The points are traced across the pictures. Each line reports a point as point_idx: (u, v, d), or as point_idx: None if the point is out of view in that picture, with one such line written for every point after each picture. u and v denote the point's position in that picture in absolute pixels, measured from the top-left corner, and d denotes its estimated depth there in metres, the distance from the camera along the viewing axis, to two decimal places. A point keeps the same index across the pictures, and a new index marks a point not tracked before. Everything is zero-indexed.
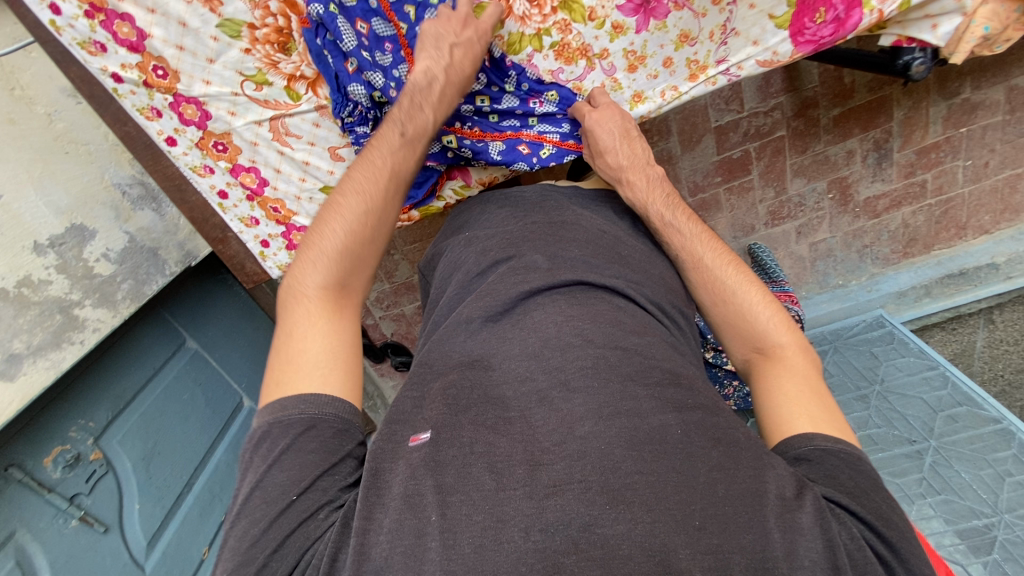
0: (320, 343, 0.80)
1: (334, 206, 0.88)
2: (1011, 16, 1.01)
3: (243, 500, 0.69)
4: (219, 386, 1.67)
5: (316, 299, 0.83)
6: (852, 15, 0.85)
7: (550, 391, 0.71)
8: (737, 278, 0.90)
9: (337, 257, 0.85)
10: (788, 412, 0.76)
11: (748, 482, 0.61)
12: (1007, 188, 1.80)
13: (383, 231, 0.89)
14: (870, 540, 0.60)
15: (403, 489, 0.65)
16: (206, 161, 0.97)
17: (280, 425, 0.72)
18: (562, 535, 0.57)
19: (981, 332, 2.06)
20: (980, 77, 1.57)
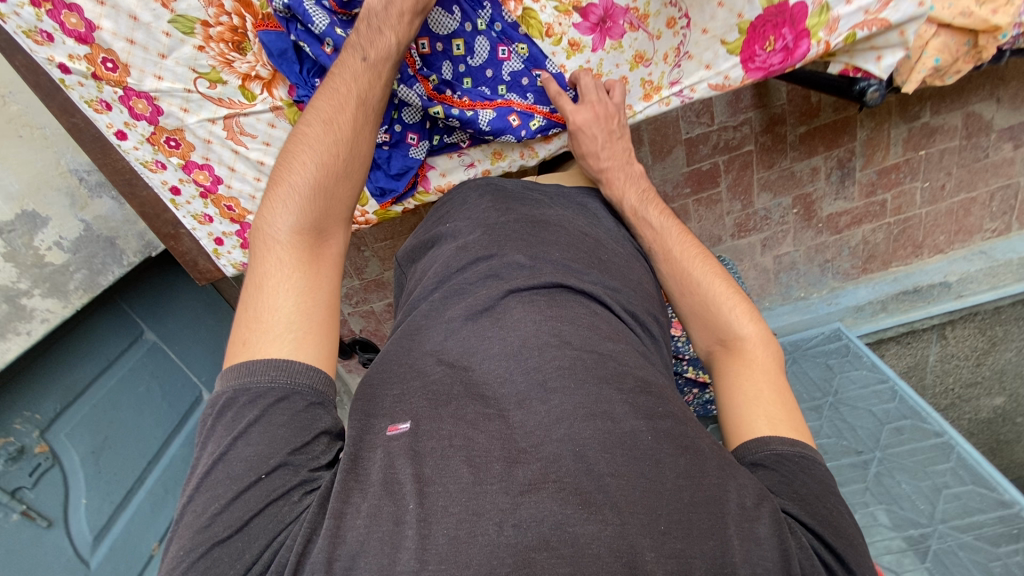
0: (293, 296, 0.72)
1: (302, 140, 0.79)
2: (961, 49, 1.07)
3: (204, 472, 0.61)
4: (178, 379, 1.61)
5: (287, 245, 0.74)
6: (800, 45, 0.88)
7: (529, 392, 0.69)
8: (705, 270, 0.92)
9: (308, 196, 0.76)
10: (749, 412, 0.77)
11: (713, 491, 0.61)
12: (961, 210, 1.87)
13: (359, 168, 0.82)
14: (818, 549, 0.62)
15: (381, 476, 0.62)
16: (158, 157, 0.93)
17: (247, 392, 0.65)
18: (534, 532, 0.55)
19: (933, 346, 2.17)
20: (939, 103, 1.64)
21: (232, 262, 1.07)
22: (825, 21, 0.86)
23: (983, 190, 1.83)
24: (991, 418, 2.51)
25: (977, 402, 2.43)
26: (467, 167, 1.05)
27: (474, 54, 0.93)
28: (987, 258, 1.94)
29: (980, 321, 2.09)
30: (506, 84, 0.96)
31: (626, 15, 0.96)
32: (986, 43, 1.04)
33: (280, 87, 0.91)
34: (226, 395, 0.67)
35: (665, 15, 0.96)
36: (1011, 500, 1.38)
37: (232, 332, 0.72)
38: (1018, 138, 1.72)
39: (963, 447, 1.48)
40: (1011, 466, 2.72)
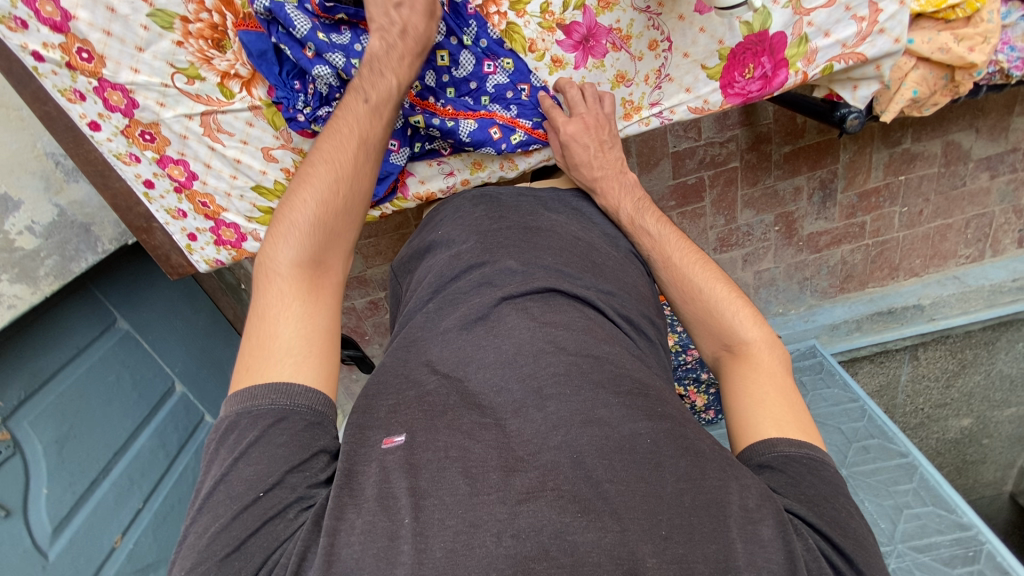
0: (294, 325, 0.73)
1: (304, 178, 0.81)
2: (939, 82, 1.09)
3: (206, 495, 0.63)
4: (150, 370, 1.57)
5: (289, 279, 0.76)
6: (779, 74, 0.91)
7: (525, 400, 0.69)
8: (704, 275, 0.91)
9: (309, 231, 0.78)
10: (755, 415, 0.77)
11: (713, 492, 0.62)
12: (937, 236, 1.91)
13: (359, 202, 0.83)
14: (828, 551, 0.62)
15: (375, 491, 0.62)
16: (131, 150, 0.92)
17: (249, 415, 0.67)
18: (533, 541, 0.56)
19: (906, 367, 2.20)
20: (920, 130, 1.67)
21: (204, 258, 1.05)
22: (804, 52, 0.89)
23: (959, 217, 1.87)
24: (959, 439, 2.56)
25: (946, 423, 2.49)
26: (447, 176, 1.04)
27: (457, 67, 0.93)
28: (959, 283, 1.98)
29: (950, 344, 2.14)
30: (490, 97, 0.95)
31: (609, 35, 0.93)
32: (960, 79, 1.07)
33: (259, 87, 0.90)
34: (231, 419, 0.69)
35: (648, 36, 0.94)
36: (968, 523, 1.40)
37: (237, 359, 0.73)
38: (995, 168, 1.77)
39: (925, 468, 1.50)
40: (975, 485, 2.78)
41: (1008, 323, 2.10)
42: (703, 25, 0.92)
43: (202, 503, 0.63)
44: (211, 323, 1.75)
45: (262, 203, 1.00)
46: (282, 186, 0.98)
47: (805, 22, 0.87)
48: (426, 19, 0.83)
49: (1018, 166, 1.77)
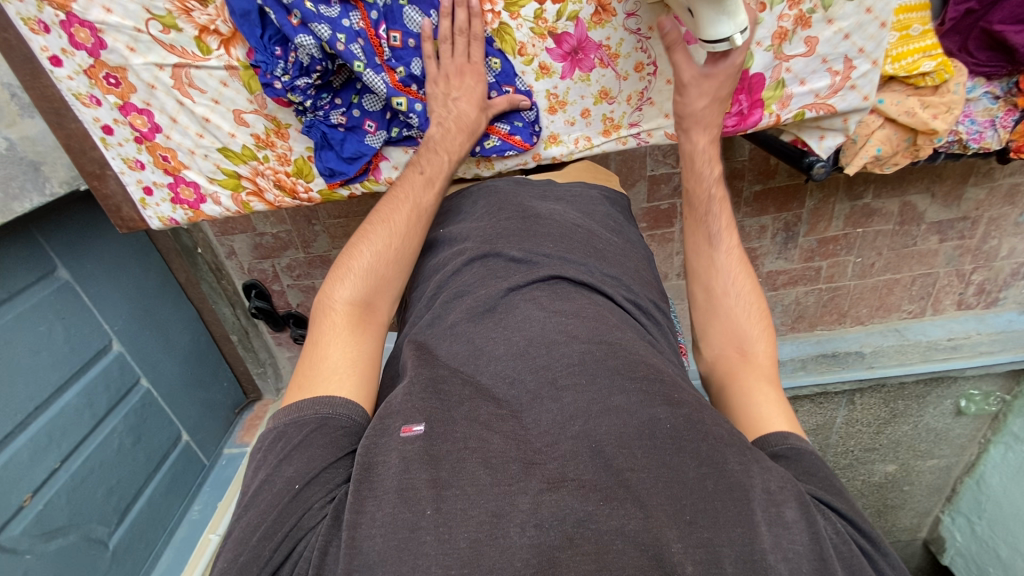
0: (338, 355, 0.78)
1: (365, 232, 0.89)
2: (902, 143, 1.15)
3: (248, 499, 0.66)
4: (86, 325, 1.48)
5: (340, 316, 0.82)
6: (753, 113, 0.94)
7: (540, 390, 0.71)
8: (747, 286, 0.90)
9: (363, 276, 0.85)
10: (766, 410, 0.76)
11: (736, 476, 0.60)
12: (885, 289, 2.01)
13: (409, 253, 0.90)
14: (855, 536, 0.61)
15: (396, 482, 0.61)
16: (93, 92, 0.88)
17: (294, 424, 0.70)
18: (557, 530, 0.57)
19: (841, 410, 2.31)
20: (881, 187, 1.75)
21: (158, 215, 1.02)
22: (779, 96, 0.92)
23: (907, 274, 1.97)
24: (882, 483, 2.69)
25: (872, 466, 2.61)
26: None
27: None
28: (899, 337, 2.09)
29: (885, 393, 2.25)
30: None
31: (598, 51, 0.94)
32: (922, 143, 1.13)
33: (238, 47, 0.87)
34: (275, 429, 0.72)
35: (635, 57, 0.94)
36: None
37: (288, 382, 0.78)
38: (943, 233, 1.87)
39: None
40: (892, 529, 2.92)
41: (940, 380, 2.22)
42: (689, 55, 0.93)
43: (248, 499, 0.66)
44: (159, 287, 1.69)
45: (227, 165, 0.97)
46: (249, 152, 0.96)
47: (784, 67, 0.90)
48: (476, 109, 0.91)
49: (966, 234, 1.88)
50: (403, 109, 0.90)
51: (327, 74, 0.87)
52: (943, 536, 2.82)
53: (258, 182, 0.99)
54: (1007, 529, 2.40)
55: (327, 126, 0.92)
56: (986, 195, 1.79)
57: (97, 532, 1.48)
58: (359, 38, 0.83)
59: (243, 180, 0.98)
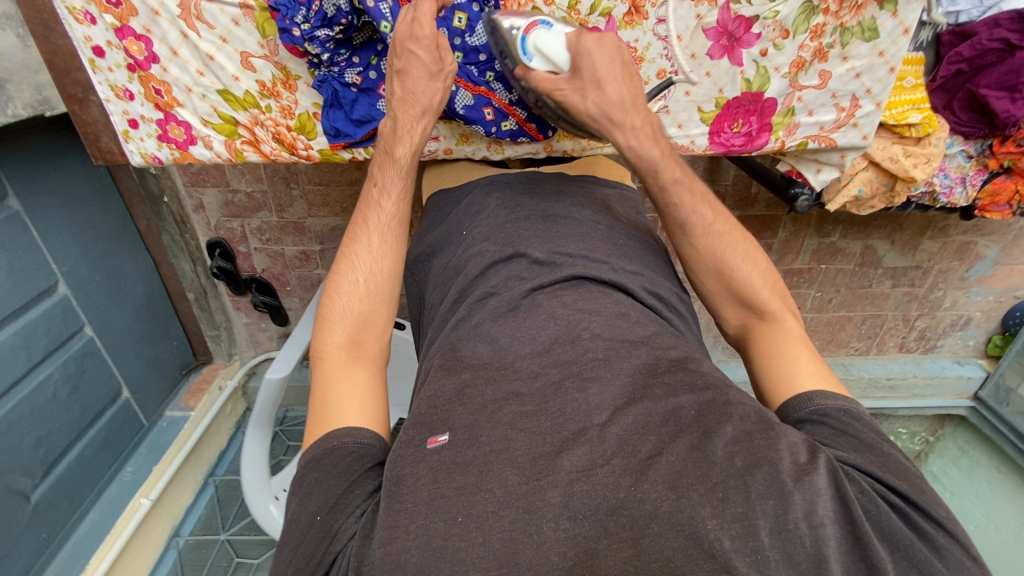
0: (333, 397, 0.76)
1: (336, 277, 0.87)
2: (880, 188, 1.21)
3: (282, 530, 0.66)
4: (33, 262, 1.37)
5: (330, 363, 0.79)
6: (761, 136, 0.97)
7: (564, 381, 0.72)
8: (741, 246, 0.92)
9: (341, 321, 0.83)
10: (793, 371, 0.78)
11: (763, 451, 0.59)
12: (837, 325, 2.11)
13: (391, 274, 0.88)
14: (885, 493, 0.59)
15: (427, 494, 0.61)
16: (88, 9, 0.81)
17: (308, 471, 0.69)
18: (591, 520, 0.56)
19: None
20: (847, 229, 1.85)
21: (140, 150, 0.95)
22: (787, 123, 0.96)
23: (859, 313, 2.08)
24: None
25: None
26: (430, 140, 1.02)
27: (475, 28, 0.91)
28: (845, 371, 2.20)
29: None
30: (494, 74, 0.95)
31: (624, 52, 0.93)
32: (899, 189, 1.19)
33: None
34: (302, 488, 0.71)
35: (659, 63, 0.93)
36: None
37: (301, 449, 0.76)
38: (897, 279, 1.99)
39: None
40: None
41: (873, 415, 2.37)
42: (710, 70, 0.93)
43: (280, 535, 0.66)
44: (116, 228, 1.59)
45: (225, 109, 0.92)
46: (251, 99, 0.91)
47: (796, 96, 0.93)
48: (427, 79, 0.83)
49: (916, 282, 2.00)
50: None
51: (349, 30, 0.83)
52: None
53: (255, 133, 0.94)
54: None
55: (340, 83, 0.88)
56: (939, 248, 1.91)
57: (20, 484, 1.35)
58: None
59: (240, 127, 0.93)
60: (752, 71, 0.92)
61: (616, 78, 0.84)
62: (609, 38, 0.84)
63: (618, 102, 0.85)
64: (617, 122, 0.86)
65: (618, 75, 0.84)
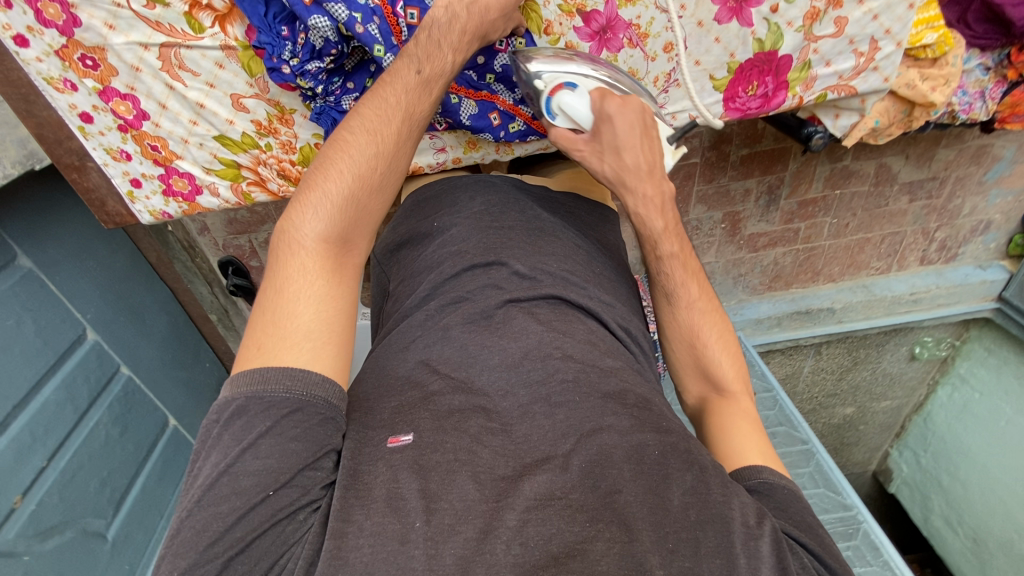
0: (312, 314, 0.69)
1: (344, 142, 0.77)
2: (898, 115, 1.12)
3: (205, 487, 0.58)
4: (58, 316, 1.38)
5: (311, 255, 0.72)
6: (778, 95, 0.95)
7: (532, 406, 0.71)
8: (717, 328, 0.90)
9: (341, 207, 0.74)
10: (741, 445, 0.78)
11: (718, 506, 0.62)
12: (856, 248, 2.00)
13: (395, 183, 0.80)
14: (822, 574, 0.62)
15: (384, 492, 0.62)
16: (67, 76, 0.80)
17: (260, 402, 0.63)
18: (542, 549, 0.58)
19: (809, 360, 2.36)
20: (861, 150, 1.72)
21: (148, 209, 0.97)
22: (804, 77, 0.93)
23: (877, 233, 1.96)
24: (840, 425, 2.73)
25: (832, 409, 2.64)
26: (437, 152, 1.01)
27: None
28: (867, 292, 2.10)
29: (848, 343, 2.30)
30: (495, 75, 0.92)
31: (627, 30, 0.90)
32: (918, 115, 1.10)
33: (235, 24, 0.80)
34: (234, 400, 0.64)
35: (664, 37, 0.90)
36: (851, 504, 1.51)
37: (246, 333, 0.70)
38: (914, 193, 1.85)
39: (821, 456, 1.59)
40: (847, 464, 2.97)
41: (899, 329, 2.28)
42: (719, 35, 0.90)
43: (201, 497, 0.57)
44: (129, 268, 1.57)
45: (224, 153, 0.92)
46: (249, 140, 0.91)
47: (812, 48, 0.90)
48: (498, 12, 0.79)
49: (934, 194, 1.86)
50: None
51: (340, 58, 0.81)
52: (891, 468, 2.90)
53: (259, 171, 0.95)
54: (952, 461, 2.49)
55: (339, 111, 0.87)
56: (955, 156, 1.77)
57: (94, 525, 1.44)
58: (374, 16, 0.77)
59: (242, 168, 0.94)
60: (763, 31, 0.89)
61: (635, 147, 0.84)
62: (635, 102, 0.83)
63: (634, 169, 0.85)
64: (629, 187, 0.87)
65: (638, 144, 0.84)
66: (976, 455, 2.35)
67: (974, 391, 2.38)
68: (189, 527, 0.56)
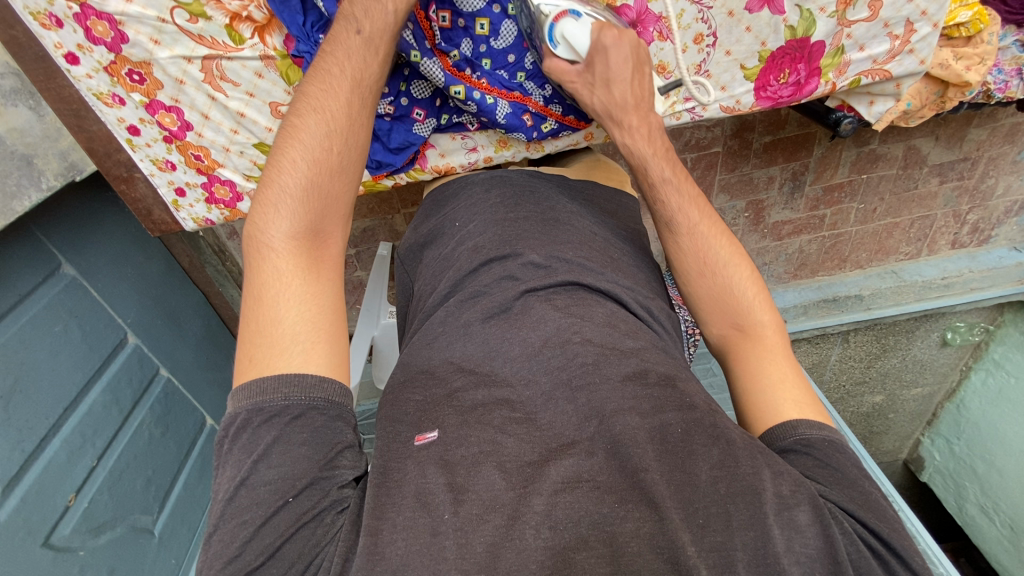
0: (294, 314, 0.67)
1: (294, 132, 0.75)
2: (930, 97, 1.08)
3: (225, 500, 0.57)
4: (100, 320, 1.42)
5: (284, 255, 0.70)
6: (810, 82, 0.94)
7: (554, 390, 0.68)
8: (726, 250, 0.87)
9: (303, 199, 0.72)
10: (773, 396, 0.73)
11: (748, 478, 0.57)
12: (884, 233, 1.96)
13: (358, 165, 0.78)
14: (863, 533, 0.57)
15: (414, 488, 0.60)
16: (116, 91, 0.83)
17: (262, 413, 0.61)
18: (572, 532, 0.55)
19: (837, 349, 2.30)
20: (888, 132, 1.68)
21: (192, 216, 1.00)
22: (837, 63, 0.92)
23: (906, 217, 1.92)
24: (869, 414, 2.69)
25: (861, 398, 2.60)
26: (469, 152, 1.02)
27: (500, 31, 0.88)
28: (897, 278, 2.06)
29: (877, 330, 2.24)
30: (526, 73, 0.93)
31: (657, 23, 0.89)
32: (952, 96, 1.06)
33: (275, 35, 0.82)
34: (241, 414, 0.63)
35: (694, 29, 0.90)
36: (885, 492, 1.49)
37: (237, 351, 0.68)
38: (945, 175, 1.80)
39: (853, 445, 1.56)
40: (876, 453, 2.93)
41: (929, 315, 2.20)
42: (749, 24, 0.90)
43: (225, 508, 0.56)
44: (165, 274, 1.62)
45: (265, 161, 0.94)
46: None
47: (845, 33, 0.89)
48: None
49: (966, 174, 1.81)
50: (461, 97, 0.90)
51: None
52: (923, 456, 2.85)
53: None
54: (986, 448, 2.40)
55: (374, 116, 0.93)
56: (988, 135, 1.72)
57: (142, 521, 1.49)
58: (409, 23, 0.83)
59: None
60: (795, 18, 0.88)
61: (625, 80, 0.84)
62: (631, 35, 0.82)
63: (621, 104, 0.85)
64: (616, 121, 0.86)
65: (627, 77, 0.84)
66: (1012, 441, 2.24)
67: (1009, 376, 2.29)
68: (224, 532, 0.55)
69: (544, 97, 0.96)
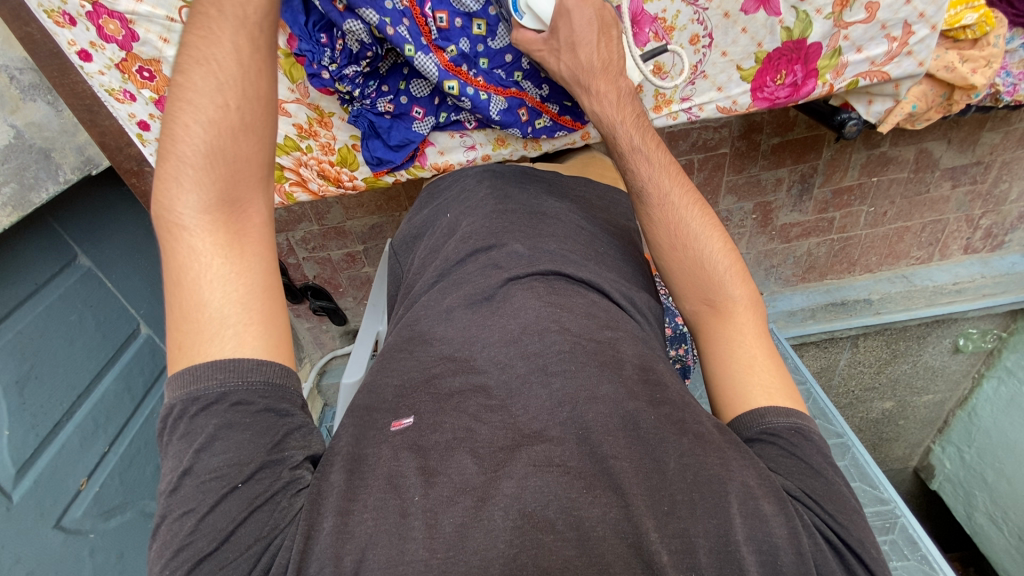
0: (219, 288, 0.64)
1: (183, 93, 0.69)
2: (935, 100, 1.00)
3: (169, 490, 0.57)
4: (113, 311, 1.47)
5: (199, 230, 0.66)
6: (807, 83, 0.94)
7: (530, 377, 0.69)
8: (699, 222, 0.85)
9: (204, 165, 0.67)
10: (743, 382, 0.73)
11: (716, 468, 0.59)
12: (895, 237, 1.94)
13: (267, 119, 0.73)
14: (822, 527, 0.59)
15: (386, 469, 0.62)
16: (127, 87, 0.87)
17: (196, 401, 0.60)
18: (539, 515, 0.56)
19: (846, 353, 2.28)
20: (899, 135, 1.66)
21: None
22: (834, 64, 0.92)
23: (917, 221, 1.90)
24: (879, 419, 2.67)
25: (870, 404, 2.58)
26: (468, 149, 1.04)
27: (495, 35, 0.90)
28: (907, 282, 2.03)
29: (887, 335, 2.20)
30: (523, 71, 0.94)
31: (653, 24, 0.90)
32: (957, 99, 0.99)
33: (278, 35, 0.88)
34: (176, 405, 0.62)
35: (690, 30, 0.91)
36: (888, 498, 1.47)
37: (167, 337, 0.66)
38: (957, 179, 1.78)
39: (857, 449, 1.54)
40: (886, 459, 2.90)
41: (941, 321, 2.16)
42: (746, 26, 0.90)
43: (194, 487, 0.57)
44: None
45: None
46: (292, 143, 1.01)
47: (842, 35, 0.89)
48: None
49: (979, 179, 1.78)
50: (456, 92, 0.91)
51: (375, 59, 0.89)
52: (934, 464, 2.80)
53: (298, 172, 1.05)
54: (996, 457, 2.35)
55: (374, 114, 0.96)
56: (1002, 139, 1.69)
57: (151, 507, 1.54)
58: (404, 19, 0.84)
59: (283, 169, 1.04)
60: (791, 19, 0.89)
61: (591, 43, 0.84)
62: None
63: (588, 68, 0.84)
64: (585, 87, 0.86)
65: (570, 13, 0.82)
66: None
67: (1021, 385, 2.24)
68: (169, 525, 0.56)
69: (541, 95, 0.97)
